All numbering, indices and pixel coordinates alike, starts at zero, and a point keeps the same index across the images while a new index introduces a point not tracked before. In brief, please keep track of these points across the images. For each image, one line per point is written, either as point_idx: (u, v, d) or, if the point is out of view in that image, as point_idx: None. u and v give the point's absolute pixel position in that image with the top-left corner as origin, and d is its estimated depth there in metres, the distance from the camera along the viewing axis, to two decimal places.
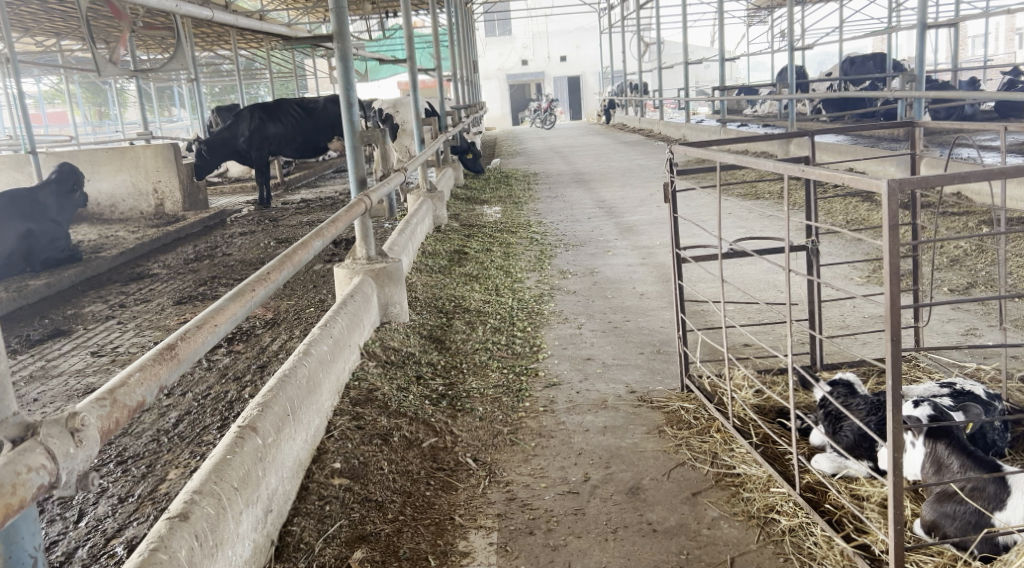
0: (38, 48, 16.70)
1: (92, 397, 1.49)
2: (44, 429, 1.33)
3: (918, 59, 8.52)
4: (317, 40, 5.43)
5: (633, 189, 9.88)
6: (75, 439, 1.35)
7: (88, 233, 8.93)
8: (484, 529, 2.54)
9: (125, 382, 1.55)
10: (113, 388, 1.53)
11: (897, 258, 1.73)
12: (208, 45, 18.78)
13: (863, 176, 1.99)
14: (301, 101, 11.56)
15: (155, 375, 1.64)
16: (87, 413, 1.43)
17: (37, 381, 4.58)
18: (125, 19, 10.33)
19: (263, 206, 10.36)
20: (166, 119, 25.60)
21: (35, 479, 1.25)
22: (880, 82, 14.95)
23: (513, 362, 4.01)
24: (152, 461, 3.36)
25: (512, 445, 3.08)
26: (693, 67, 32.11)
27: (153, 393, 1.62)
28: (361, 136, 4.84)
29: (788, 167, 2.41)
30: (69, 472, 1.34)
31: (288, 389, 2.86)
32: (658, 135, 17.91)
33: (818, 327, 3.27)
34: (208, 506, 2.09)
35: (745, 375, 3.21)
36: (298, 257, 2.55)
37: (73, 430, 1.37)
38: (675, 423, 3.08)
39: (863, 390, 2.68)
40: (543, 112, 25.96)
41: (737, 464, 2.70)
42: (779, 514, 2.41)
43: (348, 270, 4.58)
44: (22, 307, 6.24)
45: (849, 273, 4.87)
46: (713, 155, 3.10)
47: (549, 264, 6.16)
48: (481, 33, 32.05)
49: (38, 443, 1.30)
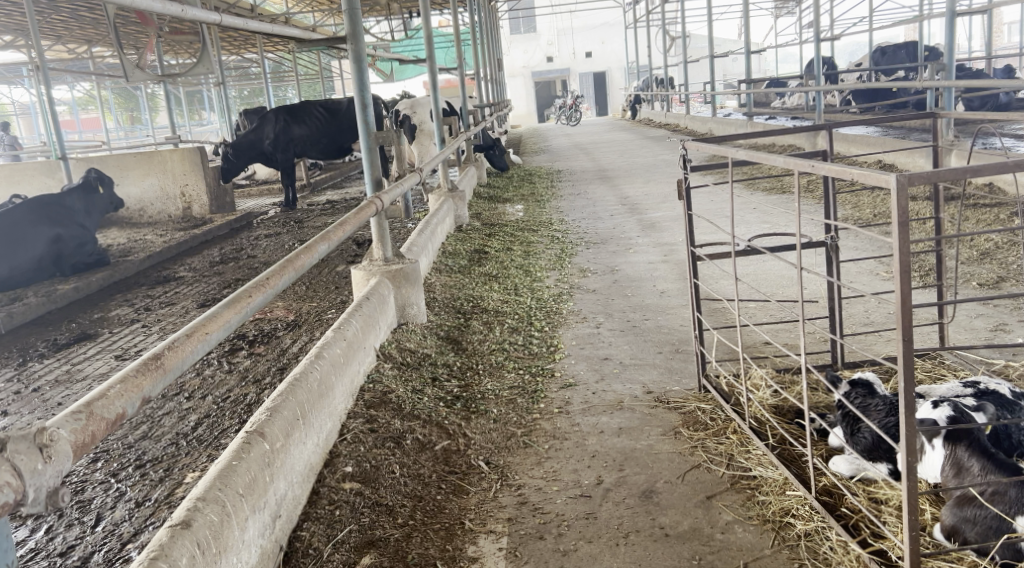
0: (70, 55, 16.96)
1: (68, 411, 1.47)
2: (13, 445, 1.31)
3: (949, 48, 8.36)
4: (333, 41, 5.41)
5: (657, 185, 9.80)
6: (43, 455, 1.32)
7: (117, 237, 9.04)
8: (493, 534, 2.51)
9: (103, 395, 1.53)
10: (91, 402, 1.52)
11: (907, 256, 1.65)
12: (235, 49, 18.94)
13: (874, 172, 1.91)
14: (325, 102, 11.55)
15: (138, 386, 1.63)
16: (60, 428, 1.40)
17: (64, 385, 4.63)
18: (152, 25, 10.41)
19: (289, 207, 10.41)
20: (196, 122, 25.88)
21: None
22: (912, 71, 14.71)
23: (529, 363, 3.97)
24: (170, 465, 3.37)
25: (526, 447, 3.05)
26: (720, 60, 31.84)
27: (136, 405, 1.61)
28: (377, 137, 4.82)
29: (799, 163, 2.33)
30: (40, 489, 1.32)
31: (298, 394, 2.84)
32: (684, 129, 17.75)
33: (839, 327, 3.20)
34: (211, 513, 2.08)
35: (763, 375, 3.14)
36: (301, 262, 2.52)
37: (43, 445, 1.35)
38: (691, 425, 3.02)
39: (883, 391, 2.62)
40: (568, 109, 25.86)
41: (753, 466, 2.64)
42: (794, 518, 2.34)
43: (365, 271, 4.56)
44: (51, 312, 6.31)
45: (873, 267, 4.79)
46: (727, 151, 3.01)
47: (569, 263, 6.11)
48: (506, 31, 31.99)
49: (6, 459, 1.28)
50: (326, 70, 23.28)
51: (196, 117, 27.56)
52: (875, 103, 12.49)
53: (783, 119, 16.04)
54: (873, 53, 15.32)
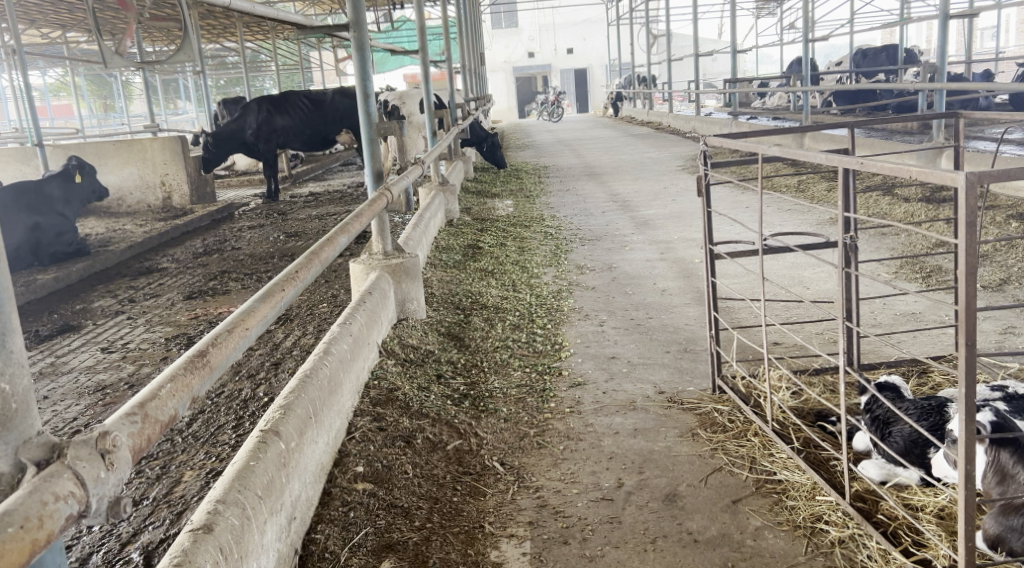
0: (43, 40, 16.59)
1: (121, 413, 1.39)
2: (72, 451, 1.23)
3: (940, 51, 8.38)
4: (333, 29, 5.29)
5: (646, 182, 9.76)
6: (105, 463, 1.25)
7: (95, 226, 8.84)
8: (516, 538, 2.44)
9: (155, 395, 1.45)
10: (144, 402, 1.44)
11: (973, 257, 1.63)
12: (215, 37, 18.63)
13: (934, 169, 1.88)
14: (309, 93, 11.38)
15: (187, 386, 1.55)
16: (118, 431, 1.33)
17: (48, 378, 4.49)
18: (132, 10, 10.16)
19: (271, 199, 10.26)
20: (172, 111, 25.47)
21: (63, 510, 1.15)
22: (892, 74, 14.84)
23: (534, 361, 3.90)
24: (167, 462, 3.27)
25: (541, 448, 2.98)
26: (700, 59, 31.97)
27: (185, 406, 1.53)
28: (378, 128, 4.71)
29: (843, 159, 2.28)
30: (102, 498, 1.26)
31: (309, 391, 2.75)
32: (667, 127, 17.75)
33: (856, 319, 3.15)
34: (232, 516, 1.99)
35: (782, 377, 3.09)
36: (325, 255, 2.44)
37: (104, 452, 1.28)
38: (709, 426, 2.97)
39: (910, 394, 2.60)
40: (549, 105, 25.80)
41: (777, 470, 2.59)
42: (827, 524, 2.30)
43: (364, 265, 4.46)
44: (31, 302, 6.14)
45: (876, 269, 4.77)
46: (757, 147, 2.96)
47: (565, 259, 6.04)
48: (488, 25, 31.82)
49: (66, 467, 1.21)
50: (306, 61, 22.99)
51: (172, 105, 27.08)
52: (859, 106, 12.55)
53: (766, 119, 16.07)
54: (855, 56, 15.38)
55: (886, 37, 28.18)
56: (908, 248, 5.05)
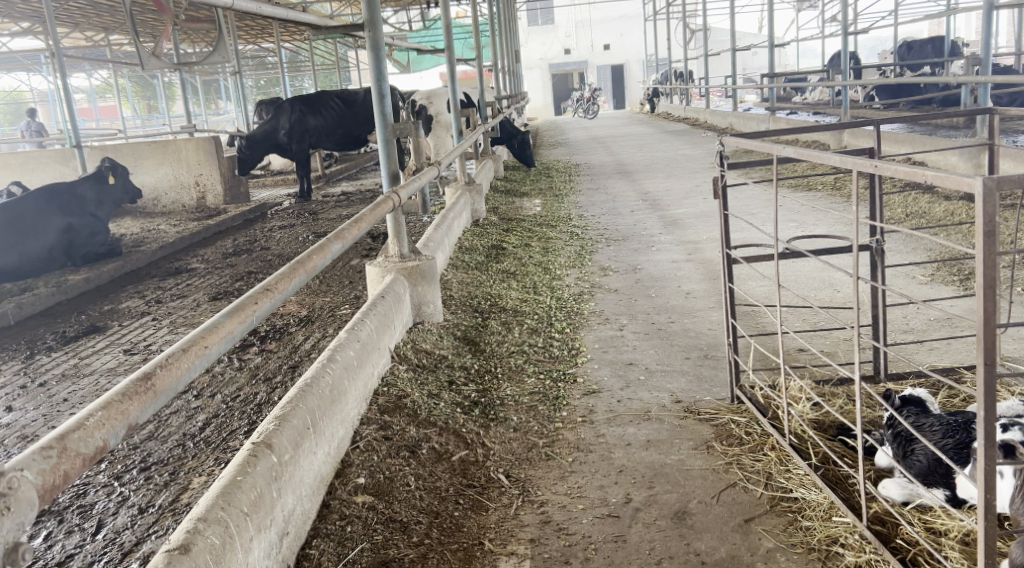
0: (87, 43, 16.85)
1: (38, 446, 1.35)
2: None
3: (987, 42, 8.08)
4: (350, 29, 5.25)
5: (678, 180, 9.58)
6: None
7: (131, 226, 8.92)
8: (515, 557, 2.35)
9: (79, 427, 1.41)
10: (65, 434, 1.39)
11: (992, 268, 1.52)
12: (252, 38, 18.76)
13: (952, 175, 1.75)
14: (341, 92, 11.32)
15: (124, 412, 1.52)
16: (25, 470, 1.28)
17: (69, 380, 4.49)
18: (167, 12, 10.22)
19: (303, 199, 10.27)
20: (212, 111, 25.80)
21: None
22: (938, 67, 14.40)
23: (550, 367, 3.79)
24: (175, 469, 3.20)
25: (549, 459, 2.88)
26: (739, 53, 31.52)
27: (119, 434, 1.49)
28: (394, 129, 4.64)
29: (858, 161, 2.16)
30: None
31: (308, 401, 2.68)
32: (703, 124, 17.45)
33: (882, 330, 3.01)
34: (213, 536, 1.93)
35: (802, 387, 2.94)
36: (311, 264, 2.42)
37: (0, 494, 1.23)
38: (724, 439, 2.85)
39: (936, 410, 2.47)
40: (584, 102, 25.61)
41: (794, 487, 2.46)
42: (843, 548, 2.18)
43: (380, 267, 4.39)
44: (61, 303, 6.19)
45: (911, 272, 4.59)
46: (772, 147, 2.83)
47: (589, 260, 5.92)
48: (524, 22, 31.74)
49: None
50: (342, 59, 23.10)
51: (213, 105, 27.36)
52: (902, 99, 12.22)
53: (804, 115, 15.76)
54: (900, 49, 14.97)
55: (933, 29, 27.55)
56: (946, 250, 4.84)
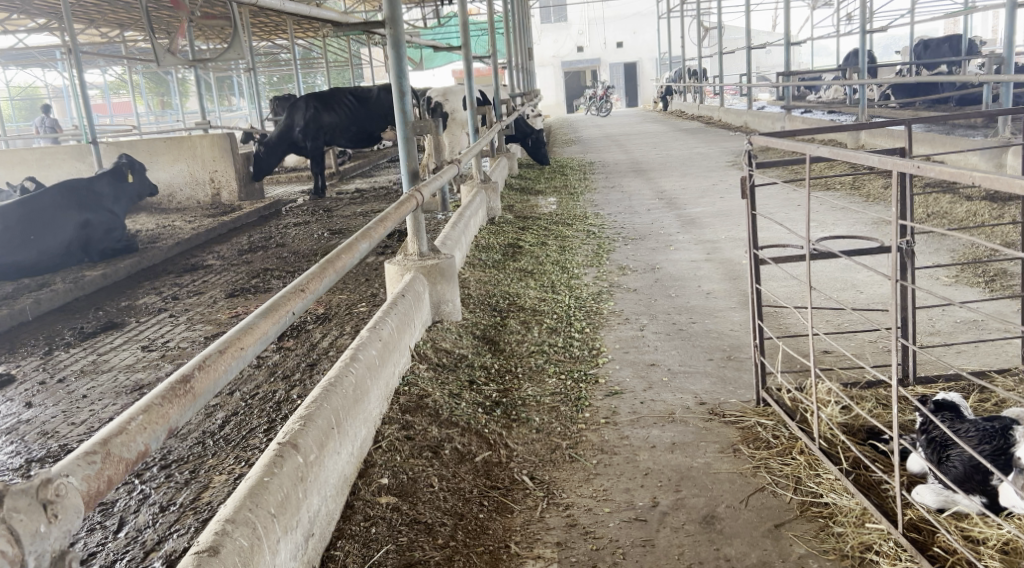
0: (103, 39, 16.93)
1: (81, 451, 1.33)
2: (9, 503, 1.16)
3: (1010, 41, 7.99)
4: (371, 25, 5.21)
5: (694, 179, 9.52)
6: (47, 514, 1.19)
7: (146, 222, 8.95)
8: (542, 561, 2.32)
9: (122, 431, 1.39)
10: (108, 438, 1.37)
11: None
12: (267, 35, 18.78)
13: (1003, 176, 1.73)
14: (354, 90, 11.27)
15: (163, 416, 1.50)
16: (70, 476, 1.26)
17: (88, 376, 4.49)
18: (184, 9, 10.22)
19: (318, 195, 10.27)
20: (225, 108, 25.90)
21: None
22: (956, 66, 14.27)
23: (570, 367, 3.76)
24: (196, 467, 3.19)
25: (572, 461, 2.85)
26: (752, 51, 31.34)
27: (159, 438, 1.47)
28: (414, 126, 4.60)
29: (897, 162, 2.12)
30: (41, 553, 1.19)
31: (333, 399, 2.66)
32: (718, 122, 17.36)
33: (912, 332, 2.97)
34: (241, 537, 1.92)
35: (831, 390, 2.90)
36: (341, 264, 2.40)
37: (46, 501, 1.21)
38: (751, 442, 2.82)
39: (971, 415, 2.43)
40: (597, 100, 25.55)
41: (825, 492, 2.44)
42: (877, 555, 2.15)
43: (400, 266, 4.37)
44: (79, 299, 6.20)
45: (934, 273, 4.53)
46: (803, 147, 2.79)
47: (608, 259, 5.89)
48: (537, 19, 31.66)
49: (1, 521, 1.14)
50: (355, 56, 23.13)
51: (226, 102, 27.46)
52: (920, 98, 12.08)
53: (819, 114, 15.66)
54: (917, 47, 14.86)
55: (950, 26, 27.24)
56: (969, 251, 4.78)
